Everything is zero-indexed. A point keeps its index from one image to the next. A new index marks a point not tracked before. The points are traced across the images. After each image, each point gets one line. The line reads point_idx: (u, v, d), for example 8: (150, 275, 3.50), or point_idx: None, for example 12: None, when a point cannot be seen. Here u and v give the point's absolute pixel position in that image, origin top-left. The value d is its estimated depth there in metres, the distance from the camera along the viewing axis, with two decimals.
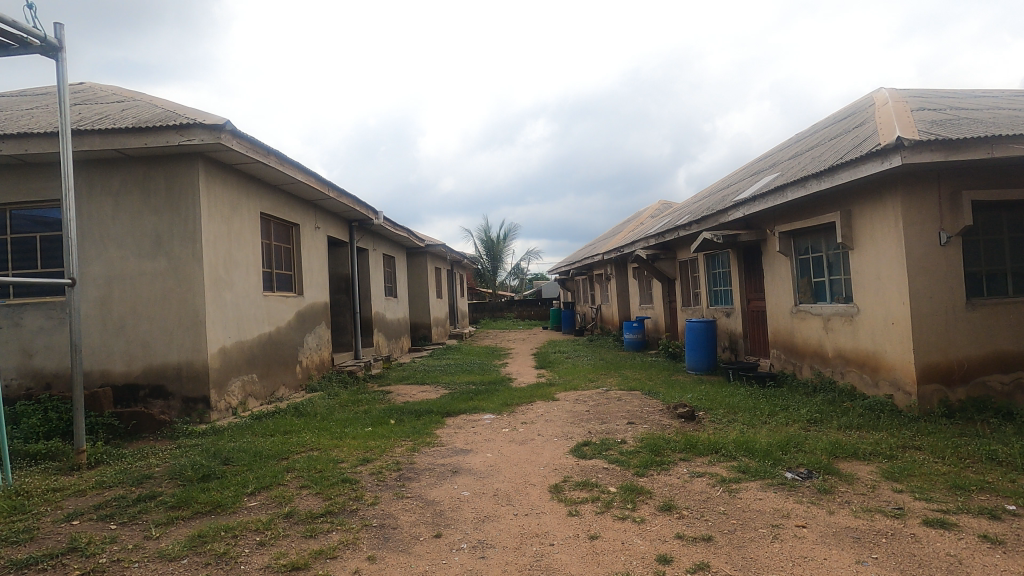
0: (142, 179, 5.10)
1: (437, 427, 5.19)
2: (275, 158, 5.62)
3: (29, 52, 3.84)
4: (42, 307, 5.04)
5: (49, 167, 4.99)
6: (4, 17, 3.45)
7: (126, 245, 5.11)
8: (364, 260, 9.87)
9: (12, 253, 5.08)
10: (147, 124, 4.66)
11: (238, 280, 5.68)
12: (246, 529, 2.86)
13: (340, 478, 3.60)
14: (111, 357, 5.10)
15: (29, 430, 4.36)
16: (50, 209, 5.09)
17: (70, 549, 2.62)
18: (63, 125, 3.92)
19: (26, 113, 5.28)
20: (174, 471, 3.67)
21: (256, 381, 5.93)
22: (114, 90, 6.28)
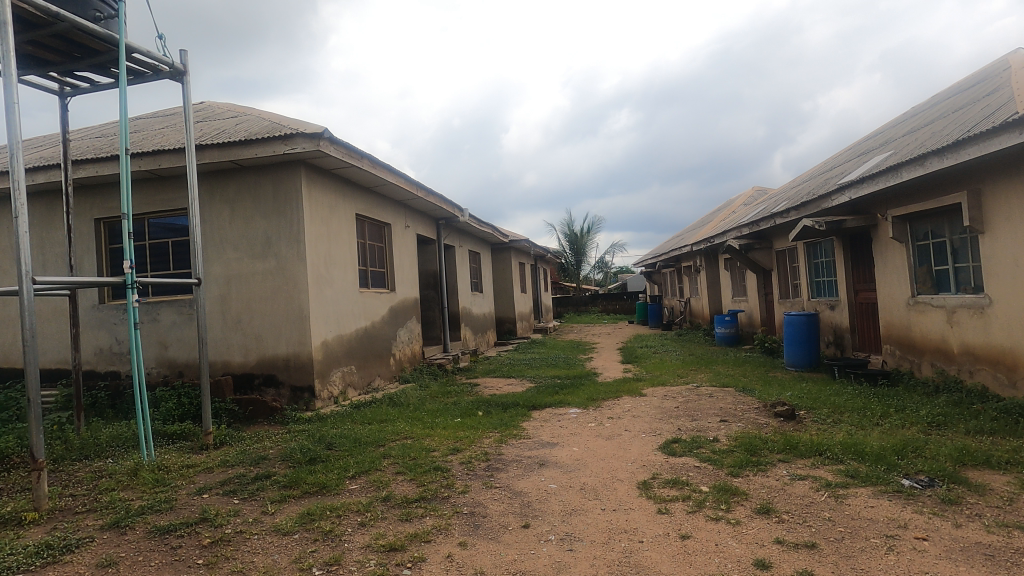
0: (253, 186, 5.57)
1: (523, 420, 5.27)
2: (368, 161, 5.94)
3: (161, 78, 4.29)
4: (174, 304, 5.68)
5: (177, 179, 5.60)
6: (139, 48, 3.88)
7: (241, 247, 5.62)
8: (451, 257, 10.17)
9: (149, 257, 5.76)
10: (256, 136, 5.09)
11: (337, 278, 6.07)
12: (349, 509, 3.07)
13: (432, 466, 3.76)
14: (230, 348, 5.65)
15: (167, 413, 4.95)
16: (178, 216, 5.71)
17: (202, 519, 2.95)
18: (188, 141, 4.36)
19: (158, 133, 5.95)
20: (286, 454, 4.01)
21: (354, 371, 6.33)
22: (228, 107, 6.91)
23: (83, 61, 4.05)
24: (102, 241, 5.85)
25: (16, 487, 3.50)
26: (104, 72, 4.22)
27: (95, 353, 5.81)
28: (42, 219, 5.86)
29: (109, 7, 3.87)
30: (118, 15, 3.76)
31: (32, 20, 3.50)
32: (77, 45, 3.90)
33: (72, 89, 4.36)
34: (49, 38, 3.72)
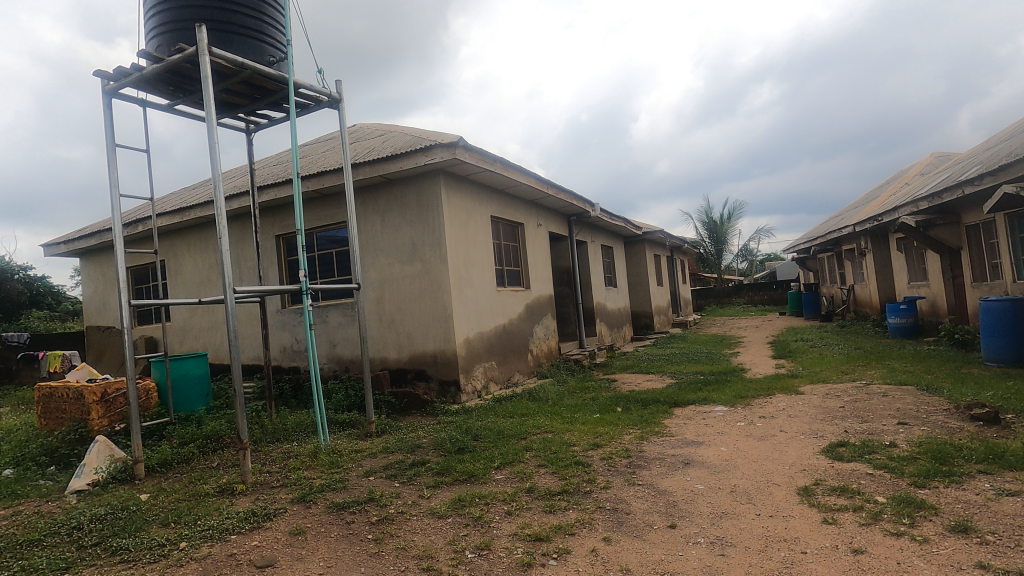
0: (400, 197, 6.07)
1: (665, 417, 5.10)
2: (500, 164, 6.16)
3: (321, 108, 4.84)
4: (339, 307, 6.40)
5: (338, 196, 6.29)
6: (303, 83, 4.41)
7: (391, 253, 6.16)
8: (584, 252, 10.16)
9: (318, 266, 6.56)
10: (400, 150, 5.53)
11: (476, 278, 6.38)
12: (496, 498, 3.22)
13: (573, 460, 3.80)
14: (386, 346, 6.22)
15: (337, 403, 5.60)
16: (339, 229, 6.41)
17: (370, 499, 3.30)
18: (346, 161, 4.87)
19: (321, 156, 6.74)
20: (437, 443, 4.32)
21: (495, 367, 6.61)
22: (376, 126, 7.60)
23: (262, 100, 4.71)
24: (282, 255, 6.78)
25: (228, 462, 4.20)
26: (278, 108, 4.88)
27: (281, 351, 6.77)
28: (237, 238, 6.95)
29: (279, 51, 4.46)
30: (287, 57, 4.33)
31: (224, 71, 4.16)
32: (257, 88, 4.55)
33: (254, 126, 5.10)
34: (237, 85, 4.39)
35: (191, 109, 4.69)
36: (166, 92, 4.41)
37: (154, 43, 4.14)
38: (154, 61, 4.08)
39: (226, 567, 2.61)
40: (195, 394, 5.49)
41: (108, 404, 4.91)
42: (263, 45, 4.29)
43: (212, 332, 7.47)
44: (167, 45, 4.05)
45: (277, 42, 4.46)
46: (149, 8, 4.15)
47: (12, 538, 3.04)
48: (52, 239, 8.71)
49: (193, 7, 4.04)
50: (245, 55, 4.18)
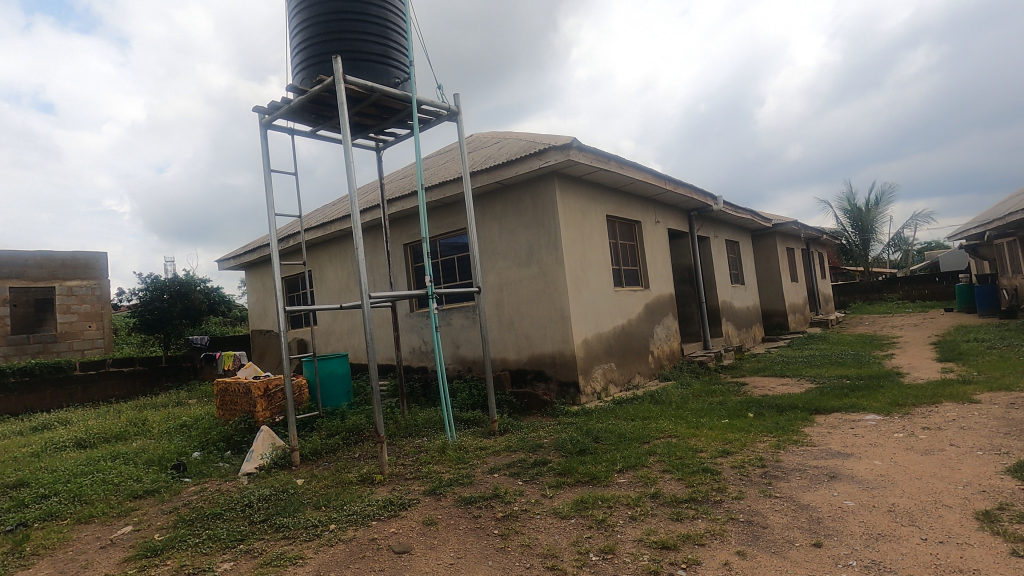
0: (516, 202, 6.22)
1: (805, 425, 4.67)
2: (614, 162, 6.05)
3: (441, 121, 5.10)
4: (462, 310, 6.70)
5: (458, 204, 6.59)
6: (425, 100, 4.68)
7: (509, 257, 6.33)
8: (706, 248, 9.65)
9: (442, 272, 6.93)
10: (516, 156, 5.66)
11: (593, 279, 6.34)
12: (620, 502, 3.17)
13: (701, 467, 3.62)
14: (507, 347, 6.40)
15: (462, 402, 5.85)
16: (459, 235, 6.71)
17: (495, 495, 3.41)
18: (464, 170, 5.08)
19: (442, 168, 7.11)
20: (559, 444, 4.35)
21: (615, 369, 6.51)
22: (492, 135, 7.85)
23: (389, 120, 5.08)
24: (409, 262, 7.26)
25: (368, 454, 4.58)
26: (403, 125, 5.23)
27: (410, 352, 7.27)
28: (371, 248, 7.58)
29: (403, 72, 4.79)
30: (410, 77, 4.63)
31: (357, 96, 4.56)
32: (384, 108, 4.92)
33: (383, 144, 5.52)
34: (367, 107, 4.78)
35: (330, 133, 5.19)
36: (309, 120, 4.92)
37: (298, 77, 4.65)
38: (299, 93, 4.58)
39: (368, 550, 2.85)
40: (340, 390, 6.07)
41: (269, 398, 5.60)
42: (389, 69, 4.64)
43: (352, 335, 8.20)
44: (309, 77, 4.53)
45: (401, 64, 4.78)
46: (294, 47, 4.66)
47: (201, 510, 3.58)
48: (224, 255, 10.14)
49: (330, 40, 4.48)
50: (374, 79, 4.54)
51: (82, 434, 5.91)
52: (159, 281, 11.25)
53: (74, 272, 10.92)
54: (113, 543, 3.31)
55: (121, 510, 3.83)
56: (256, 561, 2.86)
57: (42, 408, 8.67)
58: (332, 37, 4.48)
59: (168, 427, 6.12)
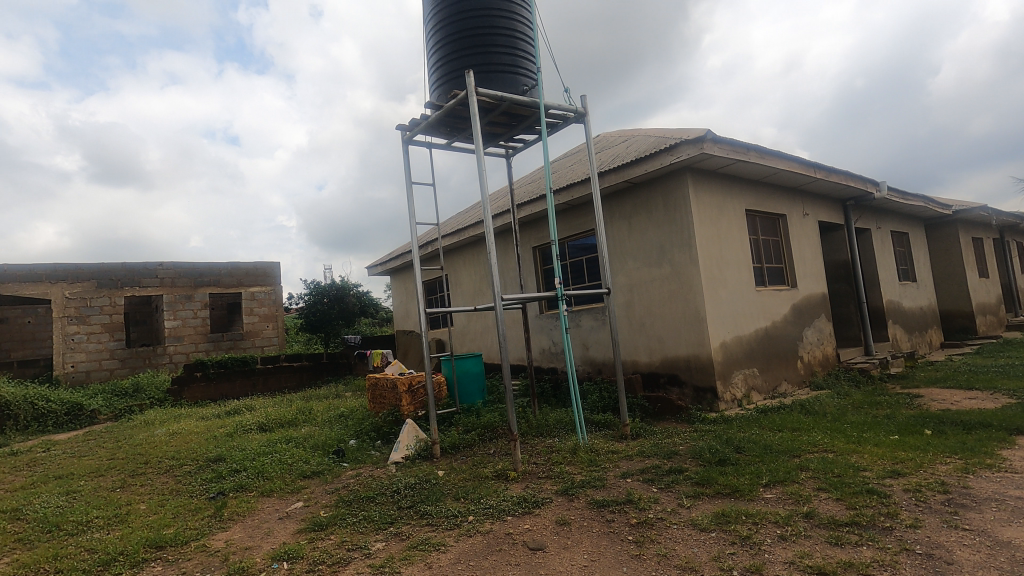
0: (646, 201, 6.05)
1: (1001, 447, 3.94)
2: (754, 152, 5.63)
3: (569, 124, 5.13)
4: (591, 312, 6.67)
5: (586, 206, 6.59)
6: (552, 104, 4.74)
7: (639, 257, 6.17)
8: (866, 242, 8.58)
9: (571, 273, 6.96)
10: (645, 153, 5.51)
11: (732, 278, 5.94)
12: (767, 519, 2.93)
13: (864, 488, 3.22)
14: (638, 350, 6.25)
15: (593, 404, 5.82)
16: (588, 237, 6.69)
17: (628, 501, 3.34)
18: (593, 171, 5.05)
19: (569, 170, 7.16)
20: (695, 452, 4.14)
21: (757, 375, 6.04)
22: (620, 133, 7.72)
23: (518, 126, 5.23)
24: (538, 264, 7.40)
25: (502, 451, 4.74)
26: (531, 131, 5.35)
27: (540, 352, 7.41)
28: (502, 252, 7.85)
29: (531, 79, 4.90)
30: (537, 83, 4.73)
31: (488, 107, 4.76)
32: (514, 116, 5.07)
33: (513, 150, 5.69)
34: (498, 116, 4.97)
35: (464, 144, 5.48)
36: (445, 133, 5.24)
37: (435, 94, 4.97)
38: (436, 109, 4.90)
39: (504, 544, 2.95)
40: (475, 388, 6.36)
41: (412, 393, 6.04)
42: (518, 77, 4.78)
43: (485, 335, 8.55)
44: (445, 93, 4.83)
45: (529, 71, 4.90)
46: (431, 66, 4.99)
47: (357, 493, 3.97)
48: (373, 261, 11.15)
49: (463, 56, 4.73)
50: (504, 88, 4.70)
51: (263, 419, 6.87)
52: (320, 286, 12.70)
53: (256, 280, 12.70)
54: (289, 515, 3.80)
55: (294, 487, 4.38)
56: (404, 544, 3.10)
57: (233, 394, 10.24)
58: (465, 53, 4.73)
59: (329, 416, 6.88)
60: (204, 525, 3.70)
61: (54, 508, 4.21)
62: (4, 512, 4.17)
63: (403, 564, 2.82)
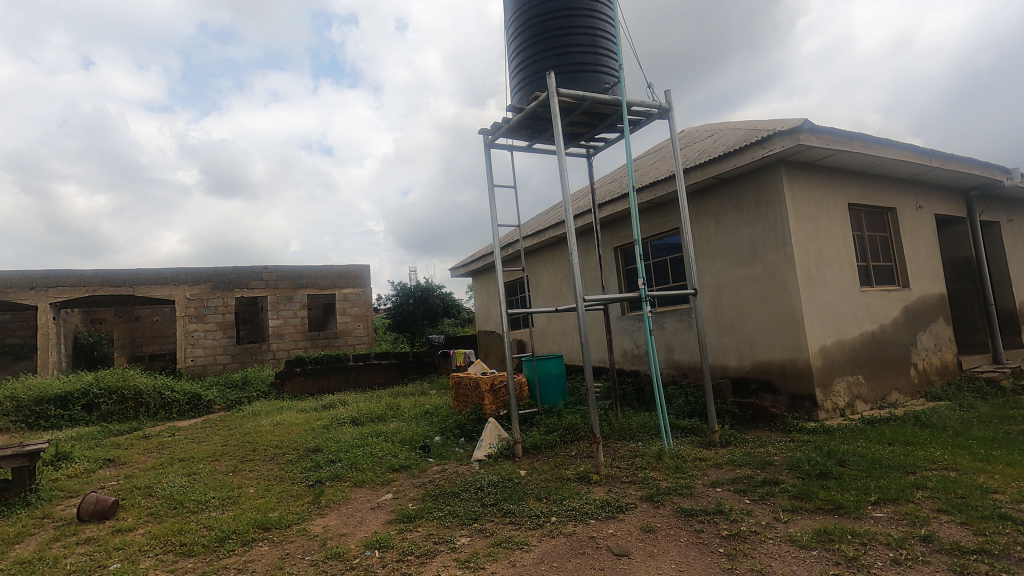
0: (735, 197, 5.76)
1: None
2: (858, 141, 5.20)
3: (652, 120, 4.99)
4: (676, 313, 6.46)
5: (670, 204, 6.39)
6: (635, 101, 4.64)
7: (728, 256, 5.89)
8: (993, 236, 7.66)
9: (654, 273, 6.78)
10: (734, 147, 5.26)
11: (833, 278, 5.52)
12: (877, 540, 2.69)
13: (995, 512, 2.87)
14: (728, 353, 5.96)
15: (678, 409, 5.62)
16: (672, 236, 6.48)
17: (719, 511, 3.19)
18: (678, 168, 4.89)
19: (652, 168, 6.98)
20: (792, 463, 3.88)
21: (863, 382, 5.56)
22: (707, 127, 7.42)
23: (600, 125, 5.16)
24: (620, 264, 7.27)
25: (584, 453, 4.69)
26: (613, 129, 5.27)
27: (623, 354, 7.27)
28: (583, 253, 7.80)
29: (613, 77, 4.83)
30: (620, 81, 4.65)
31: (569, 107, 4.74)
32: (595, 115, 5.02)
33: (594, 150, 5.64)
34: (579, 116, 4.93)
35: (545, 145, 5.49)
36: (526, 135, 5.28)
37: (516, 97, 5.03)
38: (517, 112, 4.95)
39: (587, 547, 2.92)
40: (556, 389, 6.35)
41: (495, 393, 6.09)
42: (599, 75, 4.73)
43: (566, 336, 8.52)
44: (526, 96, 4.87)
45: (611, 69, 4.83)
46: (513, 69, 5.06)
47: (442, 488, 4.09)
48: (456, 263, 11.44)
49: (544, 58, 4.75)
50: (585, 88, 4.67)
51: (356, 413, 7.26)
52: (407, 287, 13.22)
53: (348, 281, 13.46)
54: (379, 506, 3.99)
55: (384, 479, 4.59)
56: (488, 540, 3.16)
57: (329, 389, 10.91)
58: (546, 55, 4.75)
59: (416, 412, 7.15)
60: (305, 511, 3.97)
61: (179, 487, 4.70)
62: (140, 488, 4.71)
63: (488, 560, 2.87)
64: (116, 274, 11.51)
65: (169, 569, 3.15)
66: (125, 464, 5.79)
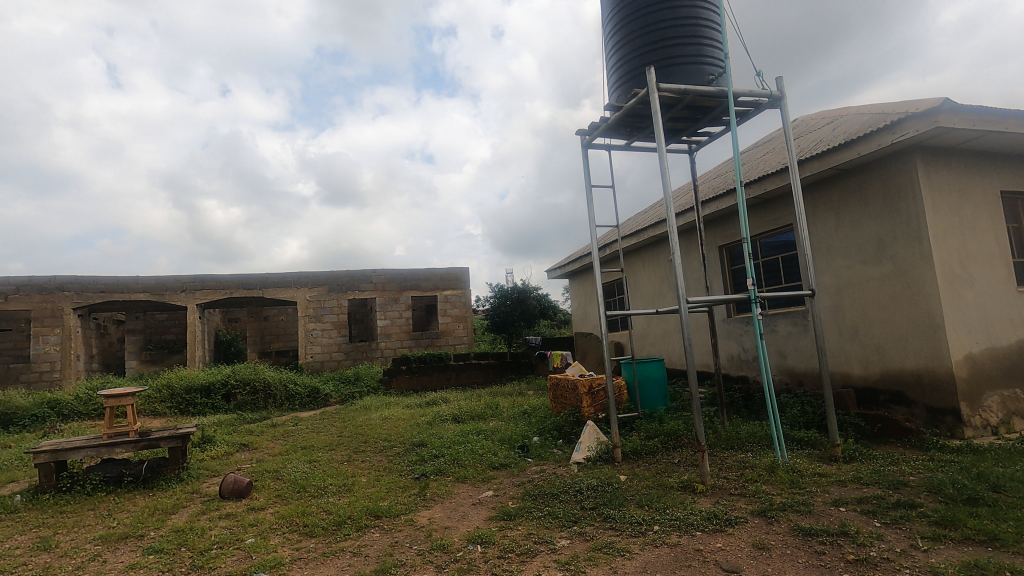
0: (858, 189, 5.25)
1: None
2: (1013, 120, 4.53)
3: (762, 110, 4.68)
4: (789, 316, 6.01)
5: (782, 199, 5.96)
6: (743, 91, 4.38)
7: (850, 254, 5.38)
8: None
9: (764, 273, 6.36)
10: (858, 134, 4.79)
11: (981, 277, 4.85)
12: None
13: None
14: (851, 360, 5.44)
15: (793, 419, 5.22)
16: (785, 233, 6.04)
17: (842, 533, 2.92)
18: (792, 159, 4.54)
19: (761, 161, 6.56)
20: (933, 485, 3.46)
21: (1021, 397, 4.83)
22: (824, 114, 6.83)
23: (703, 119, 4.94)
24: (726, 264, 6.90)
25: (688, 461, 4.50)
26: (718, 122, 5.01)
27: (729, 359, 6.88)
28: (685, 252, 7.49)
29: (718, 67, 4.60)
30: (725, 71, 4.42)
31: (670, 102, 4.58)
32: (698, 109, 4.81)
33: (696, 145, 5.40)
34: (681, 111, 4.75)
35: (644, 143, 5.35)
36: (625, 133, 5.18)
37: (615, 96, 4.95)
38: (615, 110, 4.87)
39: (693, 560, 2.80)
40: (656, 394, 6.15)
41: (593, 395, 6.03)
42: (703, 67, 4.52)
43: (667, 339, 8.24)
44: (625, 94, 4.78)
45: (715, 59, 4.61)
46: (610, 68, 4.98)
47: (541, 488, 4.12)
48: (552, 265, 11.48)
49: (644, 54, 4.63)
50: (688, 81, 4.49)
51: (457, 411, 7.51)
52: (504, 289, 13.48)
53: (449, 283, 13.99)
54: (481, 502, 4.10)
55: (484, 476, 4.71)
56: (588, 544, 3.12)
57: (431, 386, 11.40)
58: (646, 50, 4.62)
59: (514, 412, 7.26)
60: (412, 502, 4.18)
61: (301, 472, 5.14)
62: (270, 472, 5.22)
63: (588, 565, 2.84)
64: (249, 278, 12.84)
65: (294, 547, 3.45)
66: (257, 449, 6.44)
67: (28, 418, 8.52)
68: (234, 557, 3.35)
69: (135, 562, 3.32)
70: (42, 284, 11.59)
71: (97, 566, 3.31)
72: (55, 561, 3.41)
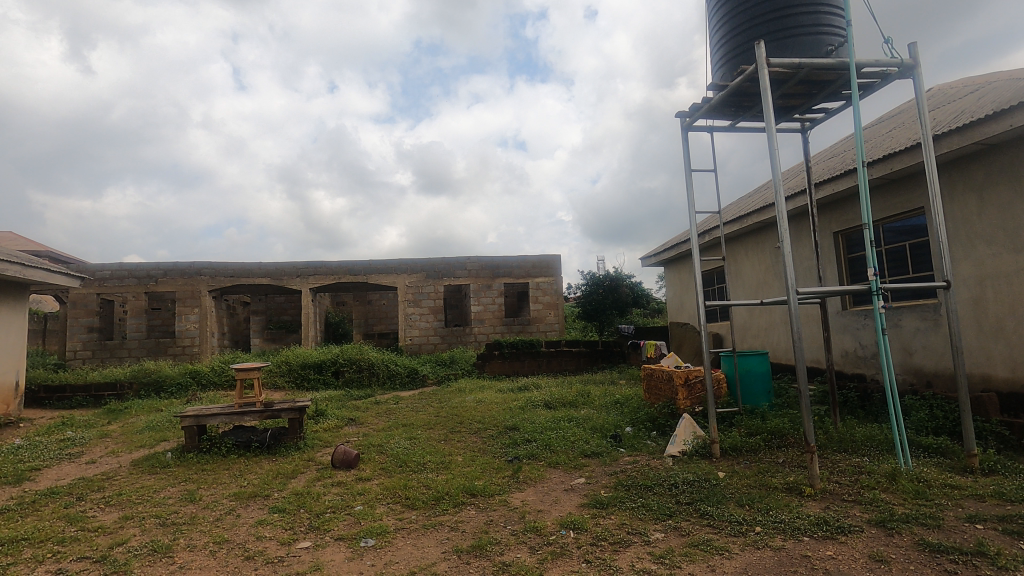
0: (1008, 166, 4.60)
1: None
2: None
3: (890, 81, 4.22)
4: (916, 310, 5.43)
5: (911, 180, 5.37)
6: (867, 61, 3.97)
7: (996, 240, 4.73)
8: None
9: (888, 261, 5.79)
10: (1009, 104, 4.18)
11: None
12: None
13: None
14: (994, 362, 4.83)
15: (920, 423, 4.73)
16: (913, 216, 5.45)
17: (979, 552, 2.62)
18: (926, 134, 4.04)
19: (887, 137, 5.93)
20: None
21: None
22: (967, 82, 6.05)
23: (820, 94, 4.54)
24: (842, 251, 6.36)
25: (795, 462, 4.23)
26: (836, 97, 4.60)
27: (843, 355, 6.37)
28: (795, 239, 6.99)
29: (838, 37, 4.21)
30: (847, 40, 4.04)
31: (782, 78, 4.27)
32: (815, 83, 4.43)
33: (811, 123, 4.99)
34: (793, 87, 4.40)
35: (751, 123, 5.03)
36: (729, 114, 4.89)
37: (720, 73, 4.70)
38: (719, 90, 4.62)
39: (800, 567, 2.65)
40: (759, 389, 5.82)
41: (690, 387, 5.83)
42: (820, 37, 4.16)
43: (771, 331, 7.76)
44: (731, 71, 4.52)
45: (835, 28, 4.23)
46: (715, 45, 4.72)
47: (635, 479, 4.06)
48: (647, 253, 11.15)
49: (752, 27, 4.33)
50: (804, 53, 4.15)
51: (549, 397, 7.59)
52: (596, 277, 13.33)
53: (541, 271, 14.07)
54: (573, 489, 4.13)
55: (576, 463, 4.74)
56: (684, 539, 3.06)
57: (523, 372, 11.63)
58: (755, 23, 4.32)
59: (606, 401, 7.19)
60: (506, 483, 4.31)
61: (402, 447, 5.47)
62: (375, 446, 5.59)
63: (684, 560, 2.79)
64: (355, 264, 13.72)
65: (397, 517, 3.69)
66: (363, 424, 6.91)
67: (175, 385, 9.75)
68: (345, 521, 3.64)
69: (264, 519, 3.72)
70: (184, 270, 13.13)
71: (232, 519, 3.75)
72: (200, 511, 3.91)
